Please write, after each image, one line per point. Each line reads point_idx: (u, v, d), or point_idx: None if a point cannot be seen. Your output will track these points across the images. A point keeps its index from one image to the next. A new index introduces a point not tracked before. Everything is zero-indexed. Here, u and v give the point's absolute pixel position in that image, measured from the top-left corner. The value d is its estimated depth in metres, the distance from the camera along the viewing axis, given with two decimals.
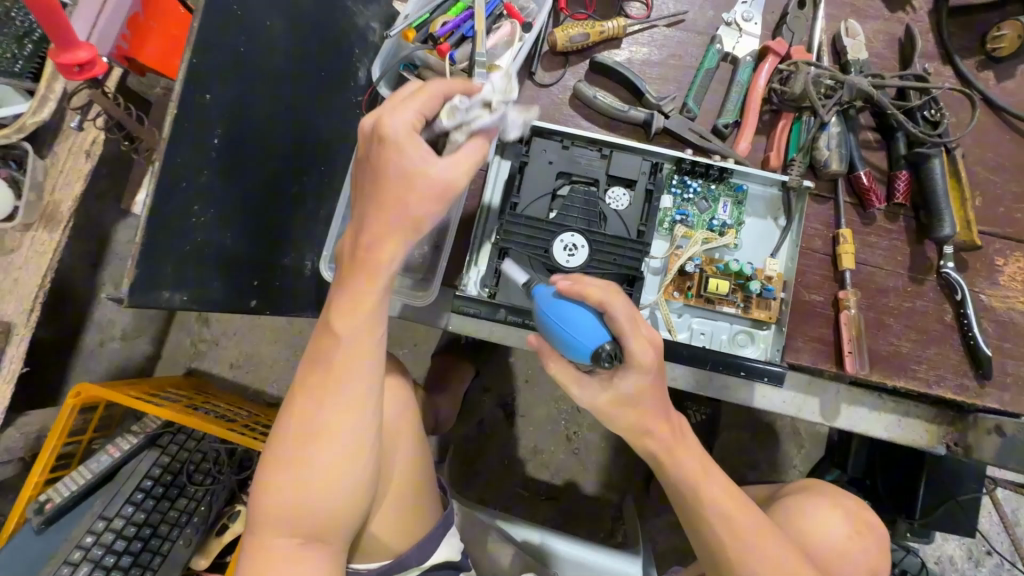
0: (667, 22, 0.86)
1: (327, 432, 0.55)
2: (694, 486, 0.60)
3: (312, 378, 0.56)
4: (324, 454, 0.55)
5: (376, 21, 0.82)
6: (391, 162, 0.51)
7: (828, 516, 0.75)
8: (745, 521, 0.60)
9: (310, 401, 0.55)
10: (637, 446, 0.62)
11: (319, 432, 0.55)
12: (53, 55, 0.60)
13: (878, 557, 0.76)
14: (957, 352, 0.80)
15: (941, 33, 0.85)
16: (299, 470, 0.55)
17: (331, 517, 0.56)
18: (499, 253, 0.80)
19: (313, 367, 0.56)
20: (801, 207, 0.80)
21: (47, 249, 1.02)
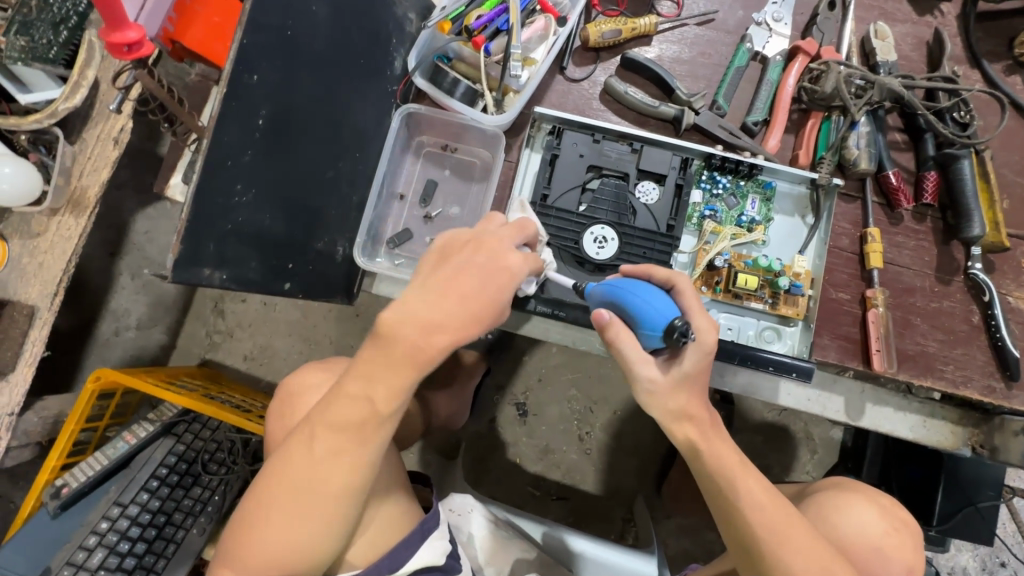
0: (698, 21, 0.87)
1: (332, 496, 0.61)
2: (730, 482, 0.60)
3: (333, 447, 0.60)
4: (323, 512, 0.61)
5: (413, 12, 0.82)
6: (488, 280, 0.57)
7: (864, 513, 0.75)
8: (783, 516, 0.59)
9: (328, 470, 0.60)
10: (676, 432, 0.62)
11: (328, 499, 0.61)
12: (102, 32, 0.60)
13: (912, 555, 0.75)
14: (984, 353, 0.80)
15: (969, 37, 0.86)
16: (299, 521, 0.61)
17: (311, 559, 0.63)
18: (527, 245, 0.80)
19: (339, 434, 0.60)
20: (830, 204, 0.80)
21: (73, 234, 1.03)
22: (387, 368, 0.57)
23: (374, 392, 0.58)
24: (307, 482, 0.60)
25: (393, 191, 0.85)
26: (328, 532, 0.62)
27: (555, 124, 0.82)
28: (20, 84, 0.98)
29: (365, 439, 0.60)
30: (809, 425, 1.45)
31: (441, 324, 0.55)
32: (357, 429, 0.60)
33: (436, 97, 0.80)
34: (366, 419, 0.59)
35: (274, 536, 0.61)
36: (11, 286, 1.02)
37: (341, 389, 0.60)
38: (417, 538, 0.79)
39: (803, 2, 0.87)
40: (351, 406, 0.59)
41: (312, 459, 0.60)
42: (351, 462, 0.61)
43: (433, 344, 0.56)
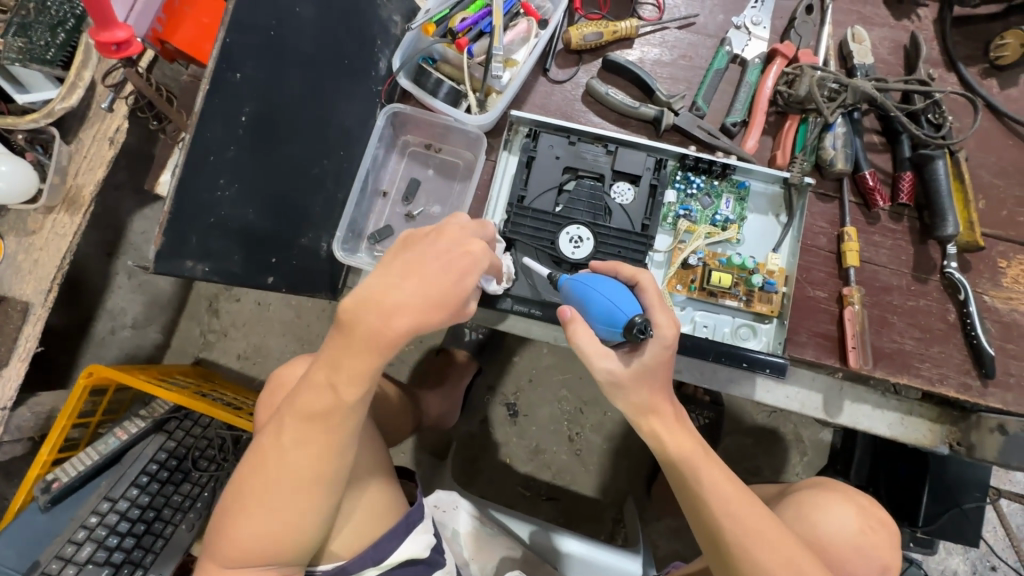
0: (679, 24, 0.89)
1: (306, 485, 0.62)
2: (695, 474, 0.62)
3: (301, 438, 0.61)
4: (299, 502, 0.62)
5: (398, 14, 0.84)
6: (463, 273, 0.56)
7: (840, 511, 0.76)
8: (746, 507, 0.61)
9: (298, 460, 0.61)
10: (642, 424, 0.64)
11: (301, 491, 0.62)
12: (92, 32, 0.62)
13: (890, 552, 0.76)
14: (960, 351, 0.81)
15: (945, 41, 0.87)
16: (276, 513, 0.62)
17: (288, 550, 0.65)
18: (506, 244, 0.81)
19: (307, 425, 0.61)
20: (802, 204, 0.81)
21: (67, 232, 1.05)
22: (350, 358, 0.58)
23: (338, 383, 0.59)
24: (282, 475, 0.62)
25: (376, 189, 0.87)
26: (306, 523, 0.64)
27: (532, 127, 0.83)
28: (18, 85, 1.00)
29: (333, 428, 0.61)
30: (798, 426, 1.46)
31: (397, 304, 0.54)
32: (322, 419, 0.61)
33: (421, 97, 0.82)
34: (332, 409, 0.60)
35: (254, 529, 0.62)
36: (6, 282, 1.04)
37: (307, 381, 0.61)
38: (400, 531, 0.80)
39: (782, 6, 0.89)
40: (316, 396, 0.61)
41: (282, 450, 0.62)
42: (322, 453, 0.62)
43: (393, 329, 0.55)
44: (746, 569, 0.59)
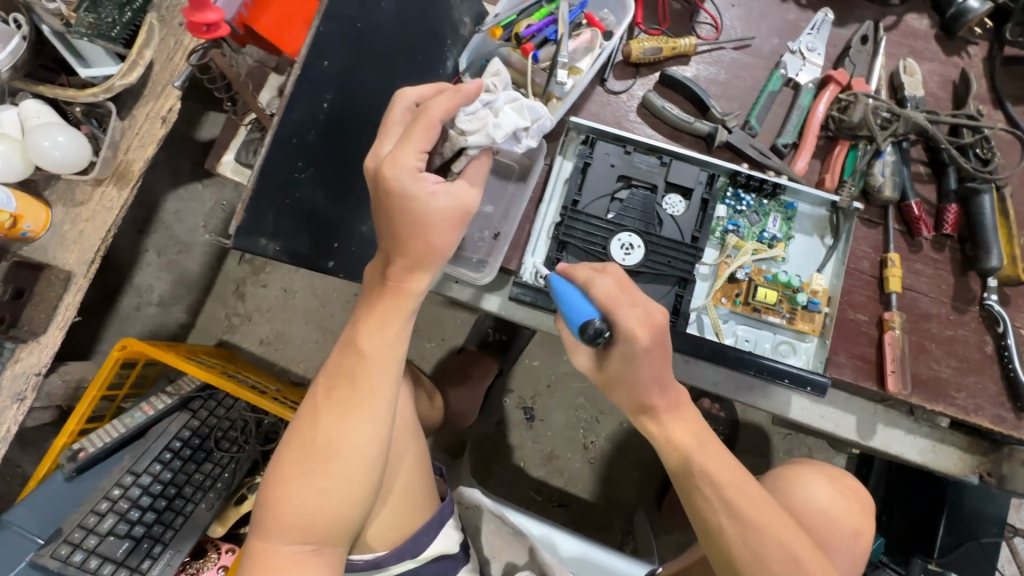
0: (735, 45, 0.91)
1: (335, 448, 0.65)
2: (696, 463, 0.65)
3: (332, 394, 0.66)
4: (331, 466, 0.65)
5: (469, 15, 0.84)
6: (401, 204, 0.61)
7: (818, 488, 0.81)
8: (745, 495, 0.64)
9: (326, 418, 0.66)
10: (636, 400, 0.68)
11: (328, 449, 0.65)
12: (185, 11, 0.64)
13: (863, 517, 0.82)
14: (995, 383, 0.82)
15: (993, 79, 0.90)
16: (305, 478, 0.65)
17: (327, 525, 0.66)
18: (557, 246, 0.83)
19: (336, 383, 0.67)
20: (848, 227, 0.83)
21: (114, 206, 1.05)
22: (377, 314, 0.67)
23: (364, 337, 0.66)
24: (311, 435, 0.66)
25: None
26: (331, 491, 0.65)
27: (588, 134, 0.85)
28: (79, 58, 1.02)
29: (359, 384, 0.66)
30: (812, 450, 1.46)
31: (397, 258, 0.65)
32: (350, 375, 0.66)
33: None
34: (360, 365, 0.66)
35: (287, 493, 0.65)
36: (50, 252, 1.03)
37: (338, 347, 0.69)
38: (435, 525, 0.83)
39: (837, 35, 0.91)
40: (344, 358, 0.67)
41: (314, 410, 0.67)
42: (347, 408, 0.66)
43: (410, 284, 0.66)
44: (745, 557, 0.63)
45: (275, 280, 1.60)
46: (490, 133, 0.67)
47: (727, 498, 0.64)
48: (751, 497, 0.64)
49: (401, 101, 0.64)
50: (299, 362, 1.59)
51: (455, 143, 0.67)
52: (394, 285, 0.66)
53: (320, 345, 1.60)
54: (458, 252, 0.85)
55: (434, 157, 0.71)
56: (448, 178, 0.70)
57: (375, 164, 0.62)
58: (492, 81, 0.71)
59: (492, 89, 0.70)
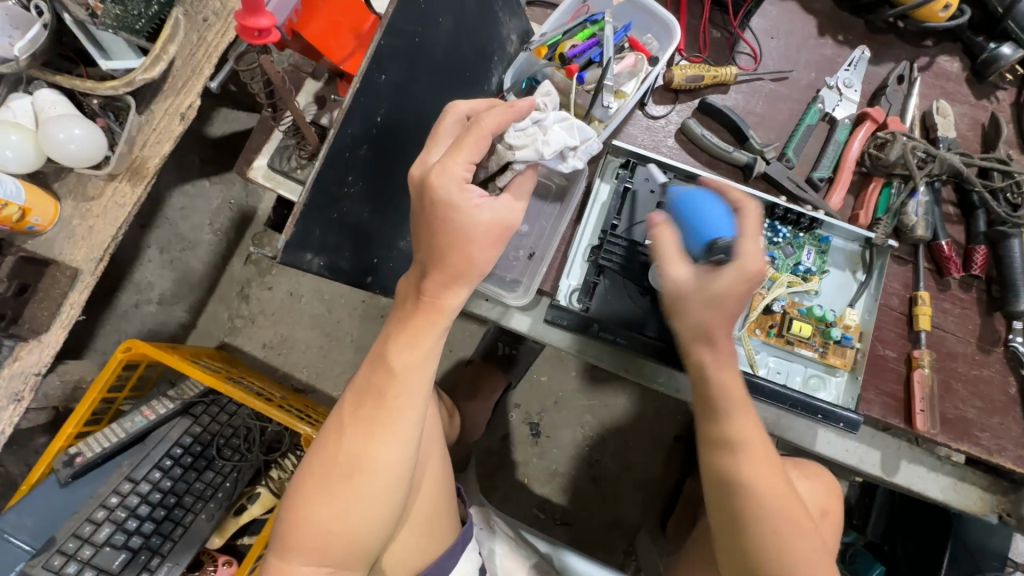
0: (773, 77, 0.92)
1: (359, 467, 0.62)
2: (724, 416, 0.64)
3: (358, 411, 0.64)
4: (353, 487, 0.62)
5: (515, 33, 0.85)
6: (443, 212, 0.58)
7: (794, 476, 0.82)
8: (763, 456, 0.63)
9: (351, 435, 0.63)
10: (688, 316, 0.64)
11: (351, 469, 0.62)
12: (239, 16, 0.61)
13: (828, 497, 0.83)
14: (1018, 425, 0.83)
15: (1022, 124, 0.92)
16: (328, 496, 0.62)
17: (348, 549, 0.63)
18: (595, 270, 0.82)
19: (363, 399, 0.64)
20: (882, 264, 0.83)
21: (127, 203, 0.99)
22: (407, 329, 0.64)
23: (395, 354, 0.63)
24: (336, 452, 0.63)
25: None
26: (352, 512, 0.62)
27: (629, 158, 0.85)
28: (101, 52, 0.94)
29: (387, 403, 0.63)
30: None
31: (433, 272, 0.61)
32: (378, 393, 0.63)
33: None
34: (390, 383, 0.63)
35: (307, 513, 0.62)
36: (57, 247, 0.98)
37: (366, 360, 0.66)
38: (456, 550, 0.82)
39: (872, 73, 0.93)
40: (373, 372, 0.65)
41: (339, 425, 0.64)
42: (374, 428, 0.63)
43: (446, 300, 0.63)
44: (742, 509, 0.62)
45: (282, 283, 1.57)
46: (539, 150, 0.65)
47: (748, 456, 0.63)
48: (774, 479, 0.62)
49: (452, 113, 0.63)
50: (302, 368, 1.55)
51: (501, 157, 0.65)
52: (429, 301, 0.63)
53: (324, 351, 1.57)
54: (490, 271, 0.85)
55: (479, 169, 0.69)
56: (489, 192, 0.68)
57: (422, 172, 0.59)
58: (544, 101, 0.68)
59: (543, 108, 0.66)
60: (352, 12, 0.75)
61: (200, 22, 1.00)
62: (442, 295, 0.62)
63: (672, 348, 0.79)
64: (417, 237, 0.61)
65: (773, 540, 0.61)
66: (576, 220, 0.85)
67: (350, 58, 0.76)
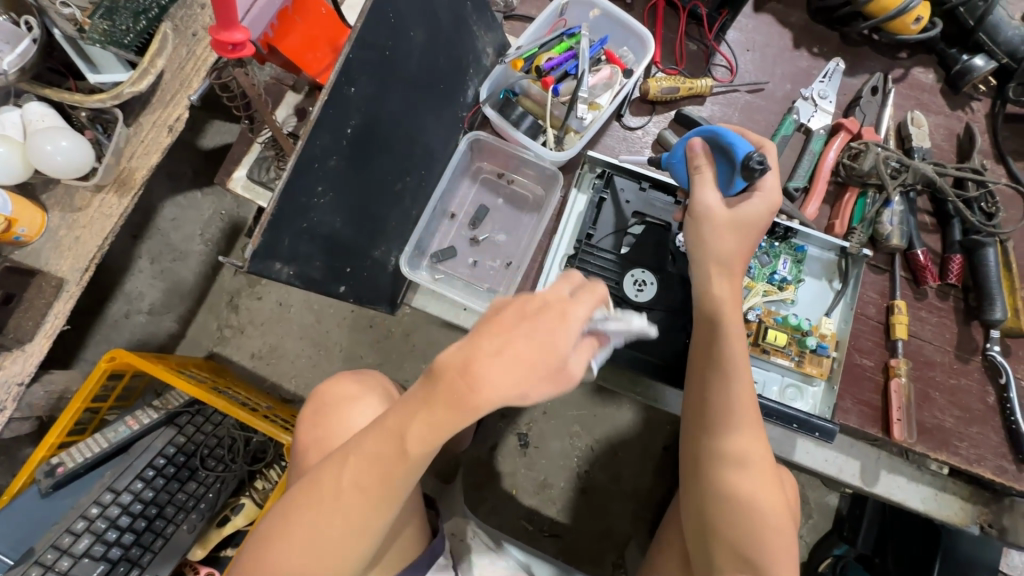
0: (749, 88, 0.93)
1: (351, 527, 0.55)
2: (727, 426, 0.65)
3: (359, 480, 0.54)
4: (342, 548, 0.55)
5: (491, 46, 0.85)
6: (543, 337, 0.45)
7: None
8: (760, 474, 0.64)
9: (349, 499, 0.55)
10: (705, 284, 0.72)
11: (344, 530, 0.55)
12: (212, 30, 0.62)
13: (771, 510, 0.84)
14: (998, 434, 0.83)
15: (997, 135, 0.93)
16: (299, 526, 0.56)
17: None
18: (570, 280, 0.81)
19: (368, 468, 0.54)
20: (858, 272, 0.83)
21: (113, 213, 1.00)
22: (429, 413, 0.49)
23: (413, 435, 0.51)
24: (328, 510, 0.55)
25: (445, 210, 0.88)
26: (330, 563, 0.56)
27: (605, 168, 0.84)
28: (89, 64, 0.96)
29: (392, 477, 0.54)
30: (807, 488, 1.50)
31: (479, 378, 0.45)
32: (385, 467, 0.53)
33: (502, 126, 0.84)
34: (401, 462, 0.53)
35: (282, 559, 0.56)
36: (43, 257, 0.99)
37: (376, 425, 0.55)
38: (424, 563, 0.85)
39: (847, 84, 0.94)
40: (382, 441, 0.54)
41: (336, 486, 0.55)
42: (373, 495, 0.55)
43: (478, 401, 0.46)
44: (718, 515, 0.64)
45: (271, 293, 1.57)
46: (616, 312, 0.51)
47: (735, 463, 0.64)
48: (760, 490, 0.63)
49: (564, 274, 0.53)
50: (290, 378, 1.55)
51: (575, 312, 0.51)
52: (465, 392, 0.46)
53: (313, 361, 1.57)
54: (471, 283, 0.87)
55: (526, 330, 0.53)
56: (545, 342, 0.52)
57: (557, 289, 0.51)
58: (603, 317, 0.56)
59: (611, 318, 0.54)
60: (329, 26, 0.76)
61: (189, 36, 1.01)
62: (475, 402, 0.46)
63: (646, 358, 0.80)
64: (492, 341, 0.46)
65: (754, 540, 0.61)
66: (551, 231, 0.85)
67: (326, 70, 0.77)
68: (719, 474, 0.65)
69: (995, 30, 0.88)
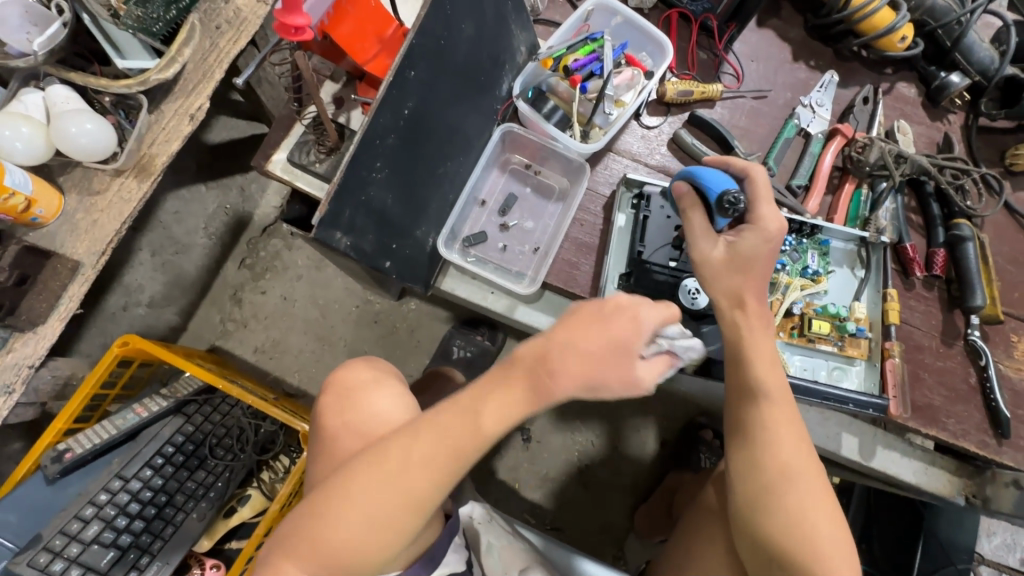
0: (753, 95, 1.02)
1: (409, 498, 0.59)
2: (769, 444, 0.68)
3: (429, 452, 0.59)
4: (393, 516, 0.59)
5: (524, 45, 0.91)
6: (615, 334, 0.54)
7: None
8: (820, 497, 0.65)
9: (413, 468, 0.59)
10: (727, 316, 0.74)
11: (404, 500, 0.59)
12: (278, 13, 0.66)
13: None
14: (980, 411, 0.90)
15: (970, 144, 1.03)
16: (353, 500, 0.59)
17: (362, 562, 0.60)
18: (629, 296, 0.86)
19: (441, 442, 0.59)
20: (878, 259, 0.92)
21: (133, 198, 0.95)
22: (508, 387, 0.58)
23: (486, 411, 0.59)
24: (394, 480, 0.59)
25: (475, 197, 0.93)
26: (376, 530, 0.59)
27: (641, 188, 0.90)
28: (115, 50, 0.93)
29: (457, 448, 0.59)
30: None
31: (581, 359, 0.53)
32: (455, 440, 0.59)
33: (533, 119, 0.89)
34: (471, 434, 0.59)
35: (338, 522, 0.59)
36: (59, 240, 0.93)
37: (453, 401, 0.62)
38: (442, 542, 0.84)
39: (840, 95, 1.04)
40: (458, 417, 0.60)
41: (405, 452, 0.60)
42: (436, 467, 0.59)
43: (555, 386, 0.55)
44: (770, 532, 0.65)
45: (276, 288, 1.58)
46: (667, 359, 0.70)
47: (788, 485, 0.65)
48: (818, 515, 0.64)
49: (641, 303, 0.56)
50: (293, 372, 1.55)
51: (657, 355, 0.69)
52: (543, 377, 0.55)
53: (317, 356, 1.57)
54: (499, 270, 0.91)
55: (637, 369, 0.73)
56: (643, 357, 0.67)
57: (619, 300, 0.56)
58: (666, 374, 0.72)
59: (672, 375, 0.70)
60: (377, 19, 0.80)
61: (213, 29, 0.99)
62: (565, 371, 0.54)
63: None
64: (580, 327, 0.54)
65: (807, 546, 0.63)
66: (603, 241, 0.91)
67: (373, 59, 0.81)
68: (761, 491, 0.67)
69: (968, 51, 0.99)
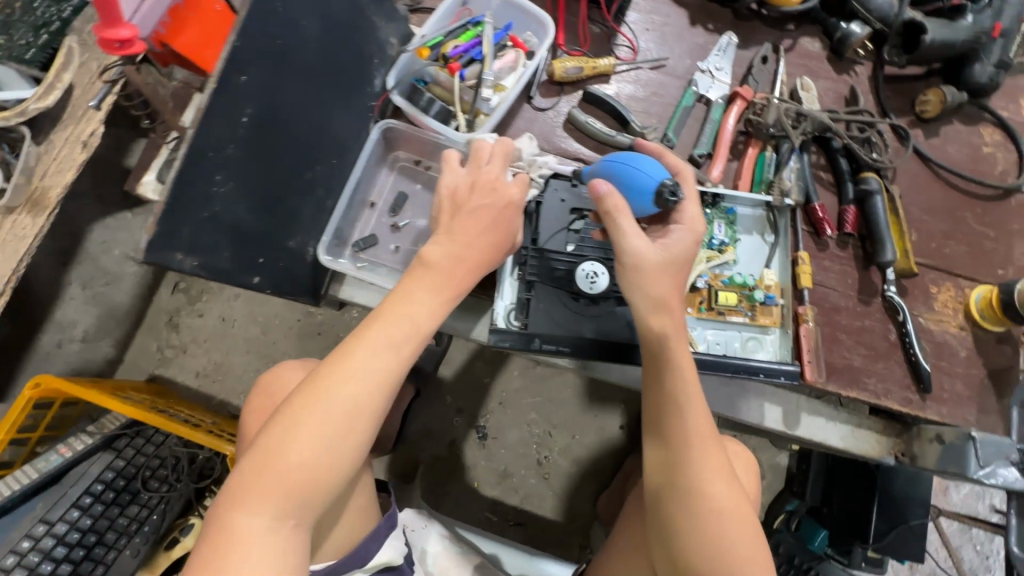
0: (651, 65, 0.98)
1: (358, 410, 0.61)
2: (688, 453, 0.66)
3: (370, 358, 0.63)
4: (348, 433, 0.61)
5: (394, 36, 0.85)
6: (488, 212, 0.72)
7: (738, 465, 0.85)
8: (730, 507, 0.65)
9: (349, 380, 0.62)
10: (650, 323, 0.69)
11: (349, 417, 0.61)
12: (97, 28, 0.63)
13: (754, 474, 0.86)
14: (901, 367, 0.88)
15: (879, 95, 1.00)
16: (300, 440, 0.59)
17: (316, 495, 0.60)
18: (525, 286, 0.83)
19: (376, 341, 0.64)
20: (786, 223, 0.89)
21: (28, 235, 0.90)
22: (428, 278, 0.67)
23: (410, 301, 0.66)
24: (328, 398, 0.61)
25: (364, 200, 0.89)
26: (334, 454, 0.61)
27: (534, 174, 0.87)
28: None
29: (392, 340, 0.64)
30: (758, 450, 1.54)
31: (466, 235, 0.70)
32: (393, 334, 0.64)
33: (413, 114, 0.84)
34: (407, 320, 0.65)
35: (293, 450, 0.59)
36: None
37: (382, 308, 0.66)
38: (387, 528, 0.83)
39: (741, 56, 1.00)
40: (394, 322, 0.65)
41: (342, 366, 0.62)
42: (377, 370, 0.63)
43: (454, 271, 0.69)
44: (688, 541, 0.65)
45: (212, 309, 1.53)
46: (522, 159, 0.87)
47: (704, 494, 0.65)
48: (730, 523, 0.65)
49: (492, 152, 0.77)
50: (238, 394, 1.52)
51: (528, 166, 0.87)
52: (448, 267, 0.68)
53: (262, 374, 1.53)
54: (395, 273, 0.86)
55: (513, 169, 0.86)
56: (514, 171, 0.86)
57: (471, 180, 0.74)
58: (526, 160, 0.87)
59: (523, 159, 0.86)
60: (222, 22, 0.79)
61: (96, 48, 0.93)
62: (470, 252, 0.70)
63: (581, 342, 0.80)
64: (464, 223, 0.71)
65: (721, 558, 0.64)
66: None
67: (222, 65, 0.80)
68: (676, 497, 0.66)
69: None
